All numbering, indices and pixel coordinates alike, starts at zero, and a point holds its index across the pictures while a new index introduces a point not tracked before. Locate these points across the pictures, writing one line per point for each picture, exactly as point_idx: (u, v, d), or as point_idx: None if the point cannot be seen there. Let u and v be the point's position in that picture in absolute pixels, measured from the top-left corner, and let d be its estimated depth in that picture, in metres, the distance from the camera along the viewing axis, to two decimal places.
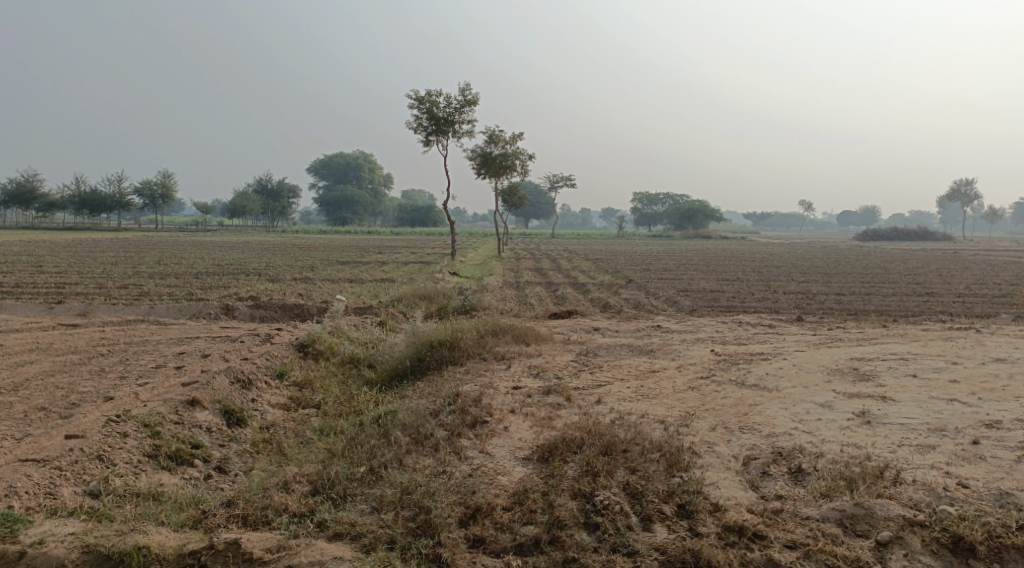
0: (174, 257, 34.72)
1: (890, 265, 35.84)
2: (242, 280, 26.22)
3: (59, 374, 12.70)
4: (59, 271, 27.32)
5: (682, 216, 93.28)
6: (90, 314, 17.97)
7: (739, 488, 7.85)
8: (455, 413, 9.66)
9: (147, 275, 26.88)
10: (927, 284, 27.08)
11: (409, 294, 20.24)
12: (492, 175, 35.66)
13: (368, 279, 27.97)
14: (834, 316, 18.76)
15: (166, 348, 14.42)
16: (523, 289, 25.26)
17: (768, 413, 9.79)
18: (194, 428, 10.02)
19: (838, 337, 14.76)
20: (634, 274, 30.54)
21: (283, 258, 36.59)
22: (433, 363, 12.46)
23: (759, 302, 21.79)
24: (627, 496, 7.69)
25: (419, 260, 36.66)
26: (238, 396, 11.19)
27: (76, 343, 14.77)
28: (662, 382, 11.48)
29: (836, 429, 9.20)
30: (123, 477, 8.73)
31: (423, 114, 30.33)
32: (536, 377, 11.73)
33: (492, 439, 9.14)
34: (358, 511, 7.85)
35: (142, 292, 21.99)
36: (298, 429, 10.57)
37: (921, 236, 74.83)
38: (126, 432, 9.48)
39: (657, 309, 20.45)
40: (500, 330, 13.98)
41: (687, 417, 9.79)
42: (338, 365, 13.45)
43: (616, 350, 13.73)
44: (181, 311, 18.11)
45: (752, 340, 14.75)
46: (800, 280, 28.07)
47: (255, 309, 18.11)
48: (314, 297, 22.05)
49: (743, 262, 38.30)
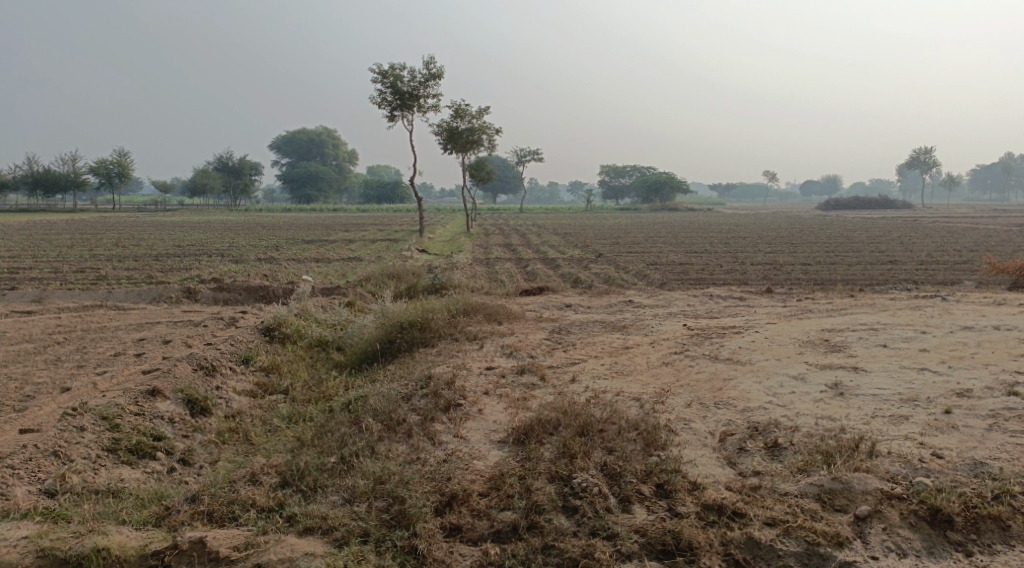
0: (133, 239, 34.05)
1: (855, 234, 36.19)
2: (204, 261, 25.78)
3: (14, 364, 12.35)
4: (14, 255, 26.66)
5: (648, 189, 93.55)
6: (46, 301, 17.51)
7: (716, 466, 7.80)
8: (427, 397, 9.52)
9: (105, 258, 26.32)
10: (892, 252, 27.36)
11: (376, 273, 19.99)
12: (458, 150, 35.34)
13: (335, 258, 27.63)
14: (803, 286, 18.86)
15: (126, 334, 14.08)
16: (492, 265, 25.11)
17: (743, 388, 9.77)
18: (157, 419, 9.78)
19: (808, 308, 14.79)
20: (603, 248, 30.51)
21: (246, 238, 36.08)
22: (404, 345, 12.30)
23: (729, 274, 21.84)
24: (604, 478, 7.61)
25: (386, 237, 36.37)
26: (202, 384, 10.95)
27: (32, 331, 14.38)
28: (636, 359, 11.43)
29: (810, 402, 9.19)
30: (81, 474, 8.50)
31: (386, 88, 29.90)
32: (509, 356, 11.62)
33: (466, 422, 9.02)
34: (330, 502, 7.70)
35: (101, 276, 21.50)
36: (266, 416, 10.37)
37: (883, 204, 75.78)
38: (83, 426, 9.22)
39: (627, 284, 20.41)
40: (471, 308, 13.84)
41: (662, 394, 9.74)
42: (306, 348, 13.24)
43: (589, 326, 13.67)
44: (141, 295, 17.72)
45: (723, 313, 14.76)
46: (767, 251, 28.20)
47: (218, 292, 17.78)
48: (280, 277, 21.74)
49: (710, 233, 38.41)
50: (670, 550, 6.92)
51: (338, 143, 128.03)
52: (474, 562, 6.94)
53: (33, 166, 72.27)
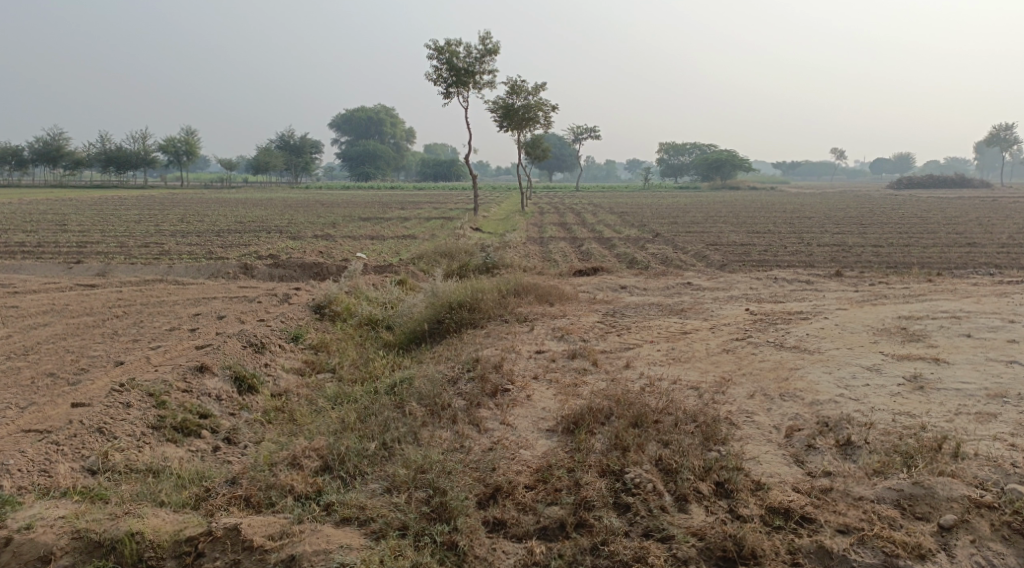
0: (197, 215, 34.41)
1: (928, 214, 34.70)
2: (263, 237, 25.76)
3: (71, 337, 12.26)
4: (82, 229, 27.02)
5: (710, 167, 91.75)
6: (108, 274, 17.54)
7: (783, 464, 7.21)
8: (474, 381, 9.08)
9: (169, 233, 26.48)
10: (967, 234, 26.04)
11: (430, 251, 19.61)
12: (514, 128, 34.77)
13: (390, 235, 27.37)
14: (874, 270, 17.92)
15: (182, 309, 13.92)
16: (546, 245, 24.51)
17: (810, 378, 9.12)
18: (203, 397, 9.52)
19: (881, 293, 13.93)
20: (661, 227, 29.76)
21: (306, 215, 36.10)
22: (453, 325, 11.84)
23: (793, 256, 20.93)
24: (659, 474, 7.10)
25: (443, 216, 36.06)
26: (250, 361, 10.68)
27: (91, 304, 14.33)
28: (695, 344, 10.83)
29: (885, 396, 8.51)
30: (124, 451, 8.24)
31: (442, 65, 29.43)
32: (561, 340, 11.11)
33: (514, 408, 8.55)
34: (369, 491, 7.31)
35: (162, 251, 21.54)
36: (312, 396, 10.04)
37: (957, 183, 73.06)
38: (130, 402, 8.98)
39: (687, 265, 19.69)
40: (524, 289, 13.35)
41: (723, 383, 9.15)
42: (356, 326, 12.91)
43: (645, 310, 13.08)
44: (199, 271, 17.61)
45: (789, 298, 14.00)
46: (834, 232, 27.12)
47: (274, 268, 17.59)
48: (335, 254, 21.52)
49: (772, 213, 37.28)
50: (731, 557, 6.36)
51: (396, 121, 128.19)
52: (519, 562, 6.48)
53: (104, 143, 73.85)
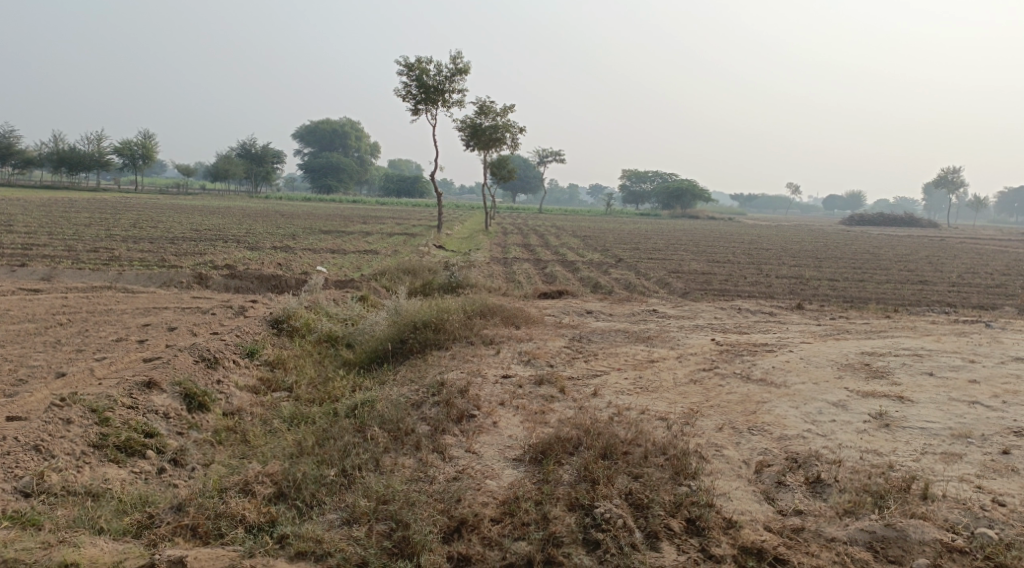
0: (151, 221, 33.67)
1: (882, 250, 35.28)
2: (219, 247, 25.26)
3: (12, 345, 11.77)
4: (30, 231, 26.23)
5: (671, 195, 92.56)
6: (55, 279, 16.97)
7: (753, 501, 7.10)
8: (439, 406, 8.85)
9: (121, 238, 25.81)
10: (921, 271, 26.49)
11: (391, 268, 19.34)
12: (480, 147, 34.68)
13: (351, 250, 27.03)
14: (834, 304, 18.05)
15: (132, 319, 13.48)
16: (509, 265, 24.38)
17: (778, 413, 9.05)
18: (150, 414, 9.16)
19: (844, 328, 14.00)
20: (623, 252, 29.81)
21: (263, 225, 35.53)
22: (416, 345, 11.59)
23: (754, 287, 21.04)
24: (629, 510, 6.95)
25: (404, 231, 35.77)
26: (202, 377, 10.32)
27: (35, 310, 13.81)
28: (662, 374, 10.72)
29: (853, 433, 8.47)
30: (62, 472, 7.89)
31: (411, 82, 29.29)
32: (527, 364, 10.93)
33: (479, 435, 8.35)
34: (327, 522, 7.06)
35: (114, 257, 20.95)
36: (267, 416, 9.74)
37: (909, 222, 74.65)
38: (70, 418, 8.60)
39: (649, 292, 19.67)
40: (489, 310, 13.16)
41: (691, 415, 9.04)
42: (315, 343, 12.60)
43: (611, 336, 12.96)
44: (151, 279, 17.13)
45: (754, 329, 14.00)
46: (793, 264, 27.40)
47: (230, 279, 17.18)
48: (294, 267, 21.14)
49: (731, 243, 37.62)
50: None
51: (361, 135, 127.61)
52: None
53: (59, 144, 72.20)
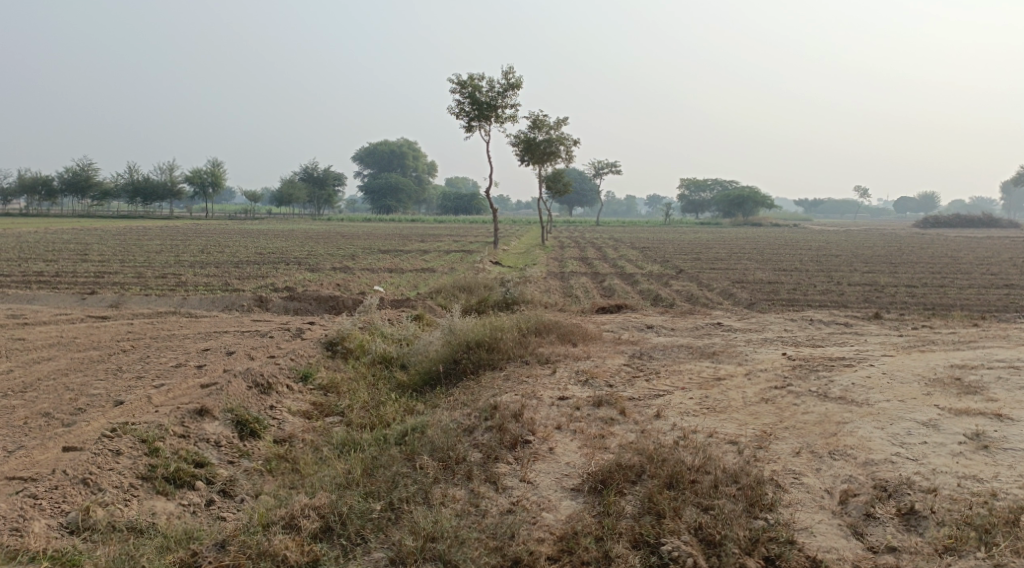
0: (218, 246, 34.02)
1: (960, 253, 33.79)
2: (281, 269, 25.24)
3: (73, 373, 11.23)
4: (102, 259, 26.61)
5: (732, 203, 90.89)
6: (121, 306, 16.93)
7: (840, 536, 6.52)
8: (492, 431, 8.29)
9: (188, 264, 26.02)
10: (1003, 274, 25.14)
11: (448, 285, 18.94)
12: (535, 162, 34.25)
13: (409, 269, 26.78)
14: (914, 312, 17.07)
15: (192, 344, 13.15)
16: (568, 279, 23.84)
17: (862, 435, 8.41)
18: (201, 443, 8.60)
19: (929, 339, 13.13)
20: (685, 264, 29.01)
21: (325, 247, 35.65)
22: (470, 366, 11.08)
23: (826, 295, 20.10)
24: (699, 547, 6.40)
25: (462, 248, 35.52)
26: (255, 404, 9.88)
27: (100, 337, 13.62)
28: (730, 392, 10.01)
29: (948, 456, 7.92)
30: (108, 506, 7.38)
31: (465, 99, 29.01)
32: (585, 385, 10.34)
33: (534, 462, 7.76)
34: (372, 561, 6.59)
35: (179, 282, 20.99)
36: (319, 443, 9.03)
37: (987, 222, 71.82)
38: (120, 449, 8.07)
39: (714, 304, 18.91)
40: (545, 328, 12.60)
41: (764, 438, 8.37)
42: (369, 364, 12.17)
43: (674, 352, 12.28)
44: (214, 303, 16.98)
45: (828, 342, 13.18)
46: (865, 270, 26.26)
47: (289, 301, 16.96)
48: (353, 288, 20.90)
49: (798, 250, 36.45)
50: None
51: (419, 155, 128.61)
52: None
53: (132, 174, 74.11)
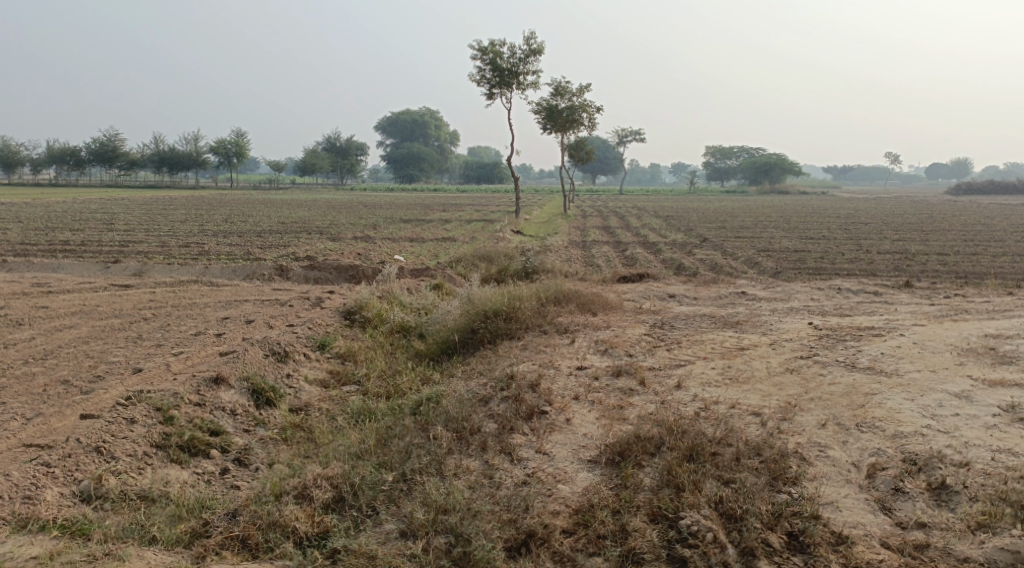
0: (241, 215, 33.93)
1: (991, 220, 33.13)
2: (303, 239, 25.09)
3: (94, 341, 11.09)
4: (126, 229, 26.55)
5: (758, 171, 89.75)
6: (143, 274, 16.80)
7: (867, 511, 6.29)
8: (508, 401, 8.07)
9: (211, 233, 25.91)
10: None
11: (469, 254, 18.69)
12: (558, 130, 33.81)
13: (431, 238, 26.53)
14: (945, 280, 16.66)
15: (212, 312, 12.88)
16: (590, 248, 23.53)
17: (890, 407, 8.16)
18: (217, 411, 8.35)
19: (961, 308, 12.79)
20: (709, 232, 28.59)
21: (347, 216, 35.45)
22: (488, 335, 10.86)
23: (853, 264, 19.69)
24: (720, 522, 6.19)
25: (483, 218, 35.25)
26: (271, 372, 9.53)
27: (121, 305, 13.41)
28: (754, 363, 9.75)
29: (980, 429, 7.69)
30: (121, 475, 7.20)
31: (486, 65, 28.59)
32: (605, 354, 10.11)
33: (551, 434, 7.55)
34: (383, 534, 6.44)
35: (201, 251, 20.91)
36: (335, 412, 8.81)
37: (1019, 188, 70.45)
38: (134, 417, 7.88)
39: (739, 272, 18.56)
40: (565, 297, 12.36)
41: (789, 409, 8.11)
42: (387, 333, 11.97)
43: (696, 321, 12.00)
44: (235, 272, 16.81)
45: (856, 311, 12.84)
46: (894, 239, 25.70)
47: (309, 270, 16.82)
48: (374, 257, 20.71)
49: (824, 218, 35.81)
50: None
51: (441, 124, 127.94)
52: None
53: (157, 144, 74.24)
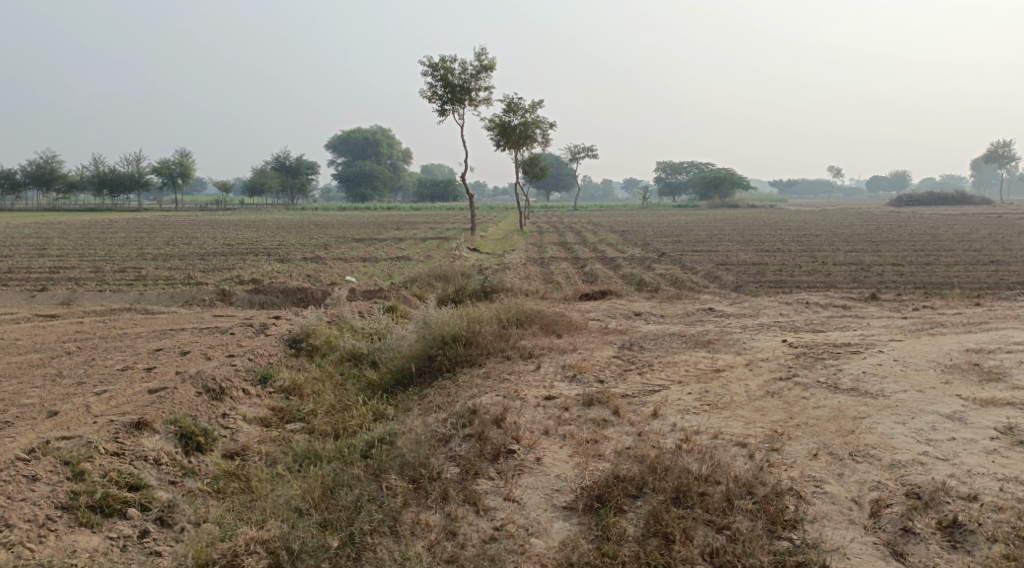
0: (184, 238, 32.68)
1: (938, 230, 33.46)
2: (248, 260, 24.06)
3: (6, 380, 10.05)
4: (59, 254, 25.21)
5: (708, 185, 90.26)
6: (72, 303, 15.69)
7: (877, 558, 5.87)
8: (471, 439, 7.32)
9: (150, 257, 24.70)
10: (988, 251, 24.47)
11: (423, 274, 17.91)
12: (511, 147, 33.25)
13: (383, 257, 25.68)
14: (908, 292, 16.36)
15: (143, 344, 11.87)
16: (547, 266, 22.94)
17: (882, 432, 7.57)
18: (137, 461, 7.42)
19: (934, 321, 12.39)
20: (665, 246, 28.19)
21: (296, 237, 34.39)
22: (446, 363, 10.07)
23: (812, 276, 19.37)
24: None
25: (437, 236, 34.53)
26: (204, 412, 8.61)
27: (43, 338, 12.33)
28: (731, 386, 9.12)
29: (981, 454, 7.15)
30: (14, 547, 6.25)
31: (437, 81, 27.92)
32: (573, 381, 9.40)
33: (520, 477, 6.82)
34: None
35: (137, 276, 19.78)
36: (276, 456, 7.96)
37: (958, 200, 71.81)
38: (36, 474, 6.91)
39: (700, 287, 18.09)
40: (526, 318, 11.63)
41: (777, 438, 7.48)
42: (336, 363, 11.11)
43: (666, 341, 11.36)
44: (172, 299, 15.78)
45: (828, 327, 12.33)
46: (847, 250, 25.51)
47: (253, 295, 15.86)
48: (323, 279, 19.81)
49: (775, 230, 35.65)
50: None
51: (393, 142, 126.91)
52: None
53: (98, 166, 72.14)
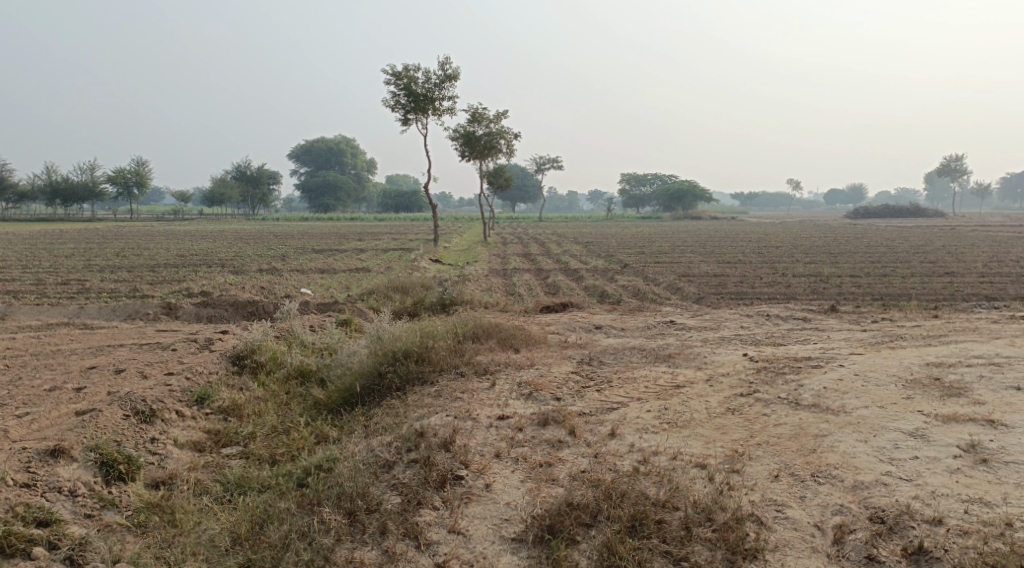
0: (137, 249, 31.84)
1: (895, 242, 33.66)
2: (201, 272, 23.41)
3: None
4: (3, 266, 24.35)
5: (671, 196, 90.59)
6: (10, 318, 15.04)
7: None
8: (416, 465, 6.96)
9: (99, 269, 23.93)
10: (945, 262, 24.59)
11: (380, 285, 17.47)
12: (474, 157, 32.92)
13: (341, 269, 25.17)
14: (868, 304, 16.27)
15: (79, 361, 11.33)
16: (509, 277, 22.62)
17: (844, 451, 7.33)
18: (51, 494, 6.97)
19: (894, 334, 12.24)
20: (627, 257, 28.01)
21: (253, 248, 33.68)
22: (396, 381, 9.69)
23: (773, 288, 19.26)
24: None
25: (398, 247, 34.06)
26: (132, 438, 8.13)
27: None
28: (691, 403, 8.85)
29: (945, 473, 6.93)
30: None
31: (399, 90, 27.50)
32: (528, 399, 9.06)
33: (468, 506, 6.53)
34: None
35: (83, 289, 19.09)
36: (206, 485, 7.52)
37: (914, 213, 72.83)
38: None
39: (662, 299, 17.88)
40: (482, 332, 11.28)
41: (736, 459, 7.20)
42: (282, 381, 10.66)
43: (626, 356, 11.07)
44: (115, 313, 15.19)
45: (789, 340, 12.12)
46: (807, 261, 25.49)
47: (202, 308, 15.32)
48: (277, 292, 19.29)
49: (737, 242, 35.66)
50: None
51: (356, 152, 125.99)
52: None
53: (51, 175, 70.47)
